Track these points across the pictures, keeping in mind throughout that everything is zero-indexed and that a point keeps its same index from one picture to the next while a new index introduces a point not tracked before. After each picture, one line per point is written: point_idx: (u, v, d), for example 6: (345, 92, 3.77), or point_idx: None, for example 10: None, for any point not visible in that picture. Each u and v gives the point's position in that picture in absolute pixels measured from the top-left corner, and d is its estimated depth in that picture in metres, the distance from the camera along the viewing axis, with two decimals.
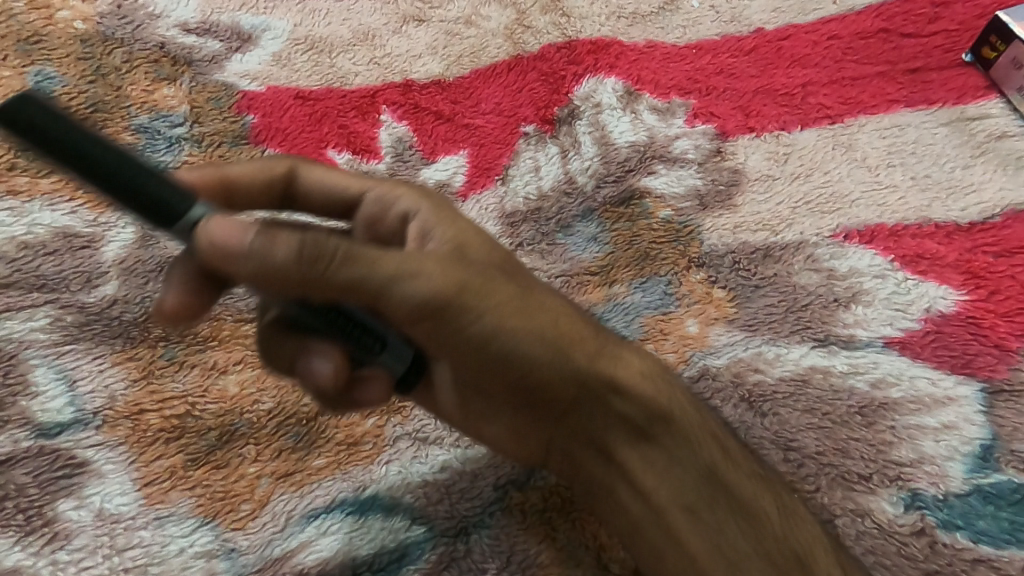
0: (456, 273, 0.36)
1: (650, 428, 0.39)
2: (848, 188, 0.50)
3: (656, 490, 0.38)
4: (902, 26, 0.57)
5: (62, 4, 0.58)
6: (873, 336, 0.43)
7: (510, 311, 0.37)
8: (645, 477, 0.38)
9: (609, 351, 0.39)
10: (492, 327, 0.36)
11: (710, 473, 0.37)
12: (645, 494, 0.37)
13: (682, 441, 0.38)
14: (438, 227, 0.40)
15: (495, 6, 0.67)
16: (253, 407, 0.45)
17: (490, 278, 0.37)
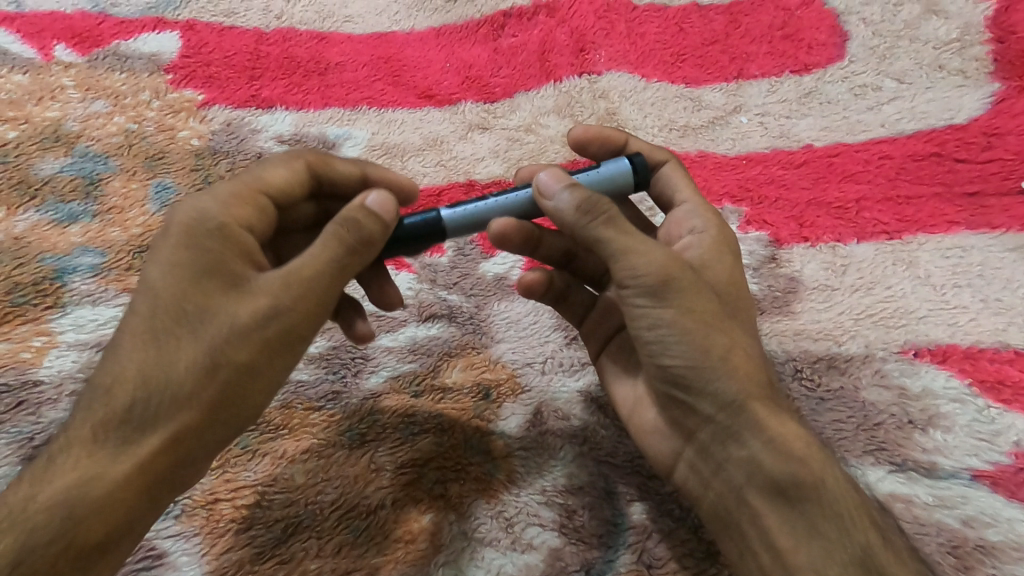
0: (673, 262, 0.43)
1: (795, 491, 0.40)
2: (914, 304, 0.51)
3: (792, 552, 0.39)
4: (956, 151, 0.59)
5: (183, 125, 0.68)
6: (958, 467, 0.42)
7: (693, 315, 0.42)
8: (783, 536, 0.39)
9: (772, 409, 0.42)
10: (670, 322, 0.42)
11: (862, 561, 0.37)
12: (783, 555, 0.39)
13: (830, 514, 0.39)
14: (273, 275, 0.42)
15: (554, 116, 0.72)
16: (317, 498, 0.49)
17: (698, 295, 0.43)
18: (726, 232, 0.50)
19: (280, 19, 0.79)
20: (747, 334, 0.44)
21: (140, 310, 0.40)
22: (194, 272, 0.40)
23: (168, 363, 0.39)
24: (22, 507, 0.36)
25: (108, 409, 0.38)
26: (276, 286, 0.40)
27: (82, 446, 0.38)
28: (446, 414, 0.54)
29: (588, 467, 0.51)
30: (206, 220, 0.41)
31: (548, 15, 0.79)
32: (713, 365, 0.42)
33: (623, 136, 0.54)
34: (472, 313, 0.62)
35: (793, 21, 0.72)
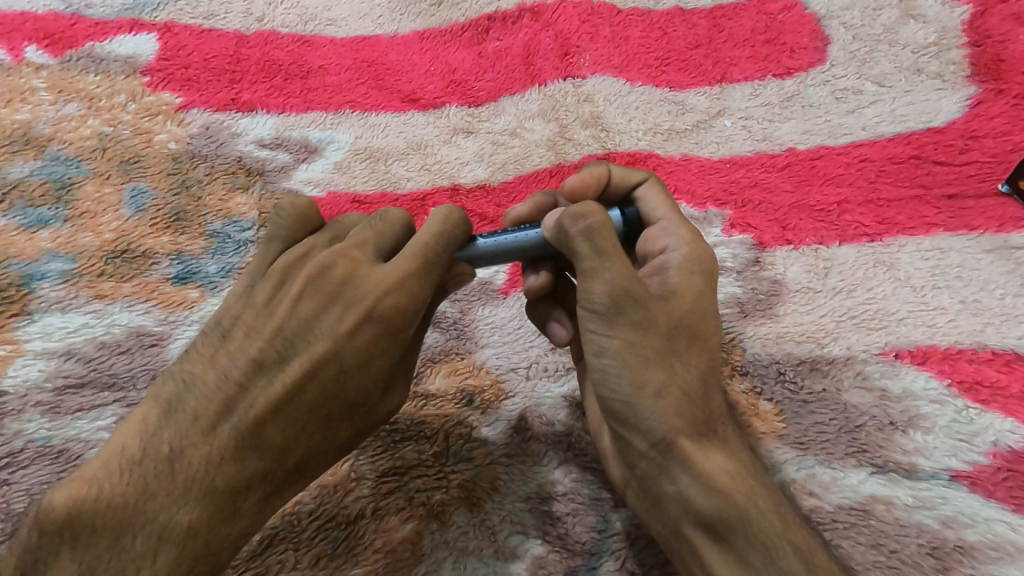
0: (629, 287, 0.41)
1: (720, 526, 0.38)
2: (894, 305, 0.51)
3: None
4: (934, 153, 0.60)
5: (160, 129, 0.66)
6: (938, 467, 0.42)
7: (637, 349, 0.40)
8: (717, 565, 0.38)
9: (701, 444, 0.40)
10: (609, 352, 0.40)
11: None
12: None
13: (760, 545, 0.37)
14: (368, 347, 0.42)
15: (538, 120, 0.72)
16: (295, 509, 0.48)
17: (651, 326, 0.41)
18: (705, 252, 0.46)
19: (261, 21, 0.78)
20: (695, 368, 0.42)
21: (318, 383, 0.40)
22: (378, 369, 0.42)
23: (334, 441, 0.42)
24: (199, 538, 0.37)
25: (279, 468, 0.40)
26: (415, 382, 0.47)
27: (244, 497, 0.39)
28: (429, 421, 0.54)
29: (572, 474, 0.50)
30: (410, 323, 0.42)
31: (533, 19, 0.79)
32: (645, 403, 0.40)
33: (604, 167, 0.51)
34: (456, 319, 0.62)
35: (775, 25, 0.73)
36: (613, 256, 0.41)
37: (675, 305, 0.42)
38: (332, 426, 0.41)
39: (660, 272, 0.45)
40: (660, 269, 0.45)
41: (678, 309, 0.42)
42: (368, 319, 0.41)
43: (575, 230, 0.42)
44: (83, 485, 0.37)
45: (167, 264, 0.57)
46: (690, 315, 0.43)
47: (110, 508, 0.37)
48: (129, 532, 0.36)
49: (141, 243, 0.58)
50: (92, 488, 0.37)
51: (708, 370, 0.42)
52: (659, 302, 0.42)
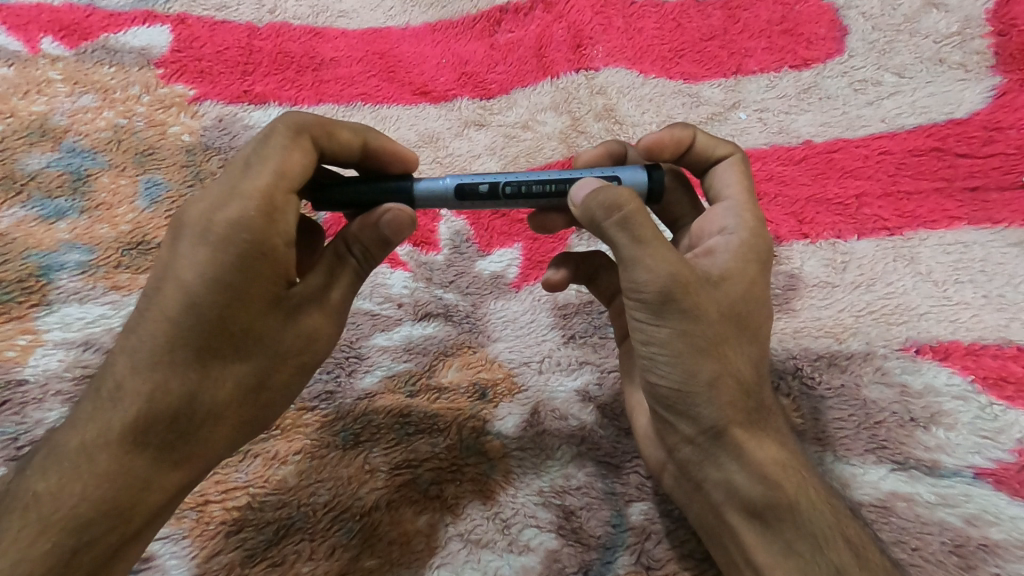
0: (684, 274, 0.40)
1: (767, 514, 0.39)
2: (915, 300, 0.50)
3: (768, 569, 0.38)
4: (956, 146, 0.59)
5: (174, 120, 0.66)
6: (961, 464, 0.42)
7: (692, 338, 0.39)
8: (758, 552, 0.39)
9: (751, 431, 0.41)
10: (659, 338, 0.40)
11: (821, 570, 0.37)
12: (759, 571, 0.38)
13: (807, 535, 0.38)
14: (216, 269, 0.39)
15: (551, 112, 0.71)
16: (310, 500, 0.48)
17: (704, 315, 0.40)
18: (765, 235, 0.45)
19: (272, 13, 0.78)
20: (747, 358, 0.41)
21: (176, 325, 0.39)
22: (221, 290, 0.39)
23: (208, 375, 0.40)
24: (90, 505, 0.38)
25: (145, 414, 0.39)
26: (322, 317, 0.43)
27: (110, 445, 0.39)
28: (442, 414, 0.54)
29: (586, 468, 0.50)
30: (239, 231, 0.39)
31: (546, 10, 0.78)
32: (698, 393, 0.40)
33: (690, 132, 0.50)
34: (468, 312, 0.62)
35: (792, 15, 0.72)
36: (655, 242, 0.39)
37: (729, 289, 0.42)
38: (205, 361, 0.40)
39: (715, 253, 0.44)
40: (715, 252, 0.44)
41: (732, 295, 0.42)
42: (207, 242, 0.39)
43: (608, 223, 0.40)
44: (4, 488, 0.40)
45: None
46: (745, 301, 0.42)
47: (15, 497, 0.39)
48: (23, 513, 0.38)
49: (156, 235, 0.58)
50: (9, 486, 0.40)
51: (760, 359, 0.42)
52: (714, 287, 0.41)
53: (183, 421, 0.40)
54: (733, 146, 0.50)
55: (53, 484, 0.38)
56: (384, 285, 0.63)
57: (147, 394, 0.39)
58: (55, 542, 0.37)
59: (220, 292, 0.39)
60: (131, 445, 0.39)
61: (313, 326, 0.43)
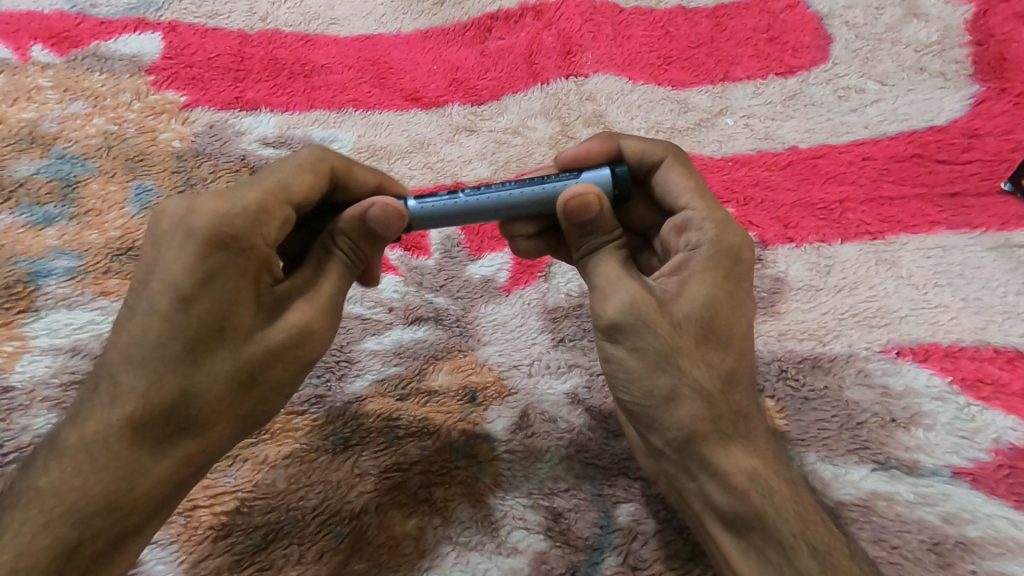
0: (634, 293, 0.42)
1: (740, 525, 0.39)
2: (896, 303, 0.51)
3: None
4: (937, 152, 0.60)
5: (165, 127, 0.67)
6: (940, 464, 0.42)
7: (643, 354, 0.41)
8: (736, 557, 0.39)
9: (723, 442, 0.41)
10: (620, 356, 0.42)
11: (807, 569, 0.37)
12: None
13: (776, 542, 0.38)
14: (203, 262, 0.39)
15: (541, 118, 0.72)
16: (299, 504, 0.48)
17: (655, 327, 0.41)
18: (728, 234, 0.44)
19: (264, 21, 0.78)
20: (708, 368, 0.41)
21: (164, 319, 0.40)
22: (211, 283, 0.40)
23: (197, 369, 0.40)
24: (80, 502, 0.38)
25: (141, 411, 0.40)
26: (310, 307, 0.43)
27: (105, 441, 0.39)
28: (431, 417, 0.54)
29: (574, 470, 0.51)
30: (225, 225, 0.40)
31: (536, 18, 0.79)
32: (656, 406, 0.41)
33: (613, 143, 0.49)
34: (458, 316, 0.62)
35: (777, 24, 0.73)
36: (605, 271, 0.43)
37: (687, 300, 0.42)
38: (192, 357, 0.40)
39: (679, 268, 0.44)
40: (679, 269, 0.44)
41: (690, 305, 0.42)
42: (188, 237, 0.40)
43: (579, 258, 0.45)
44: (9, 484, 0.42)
45: None
46: (706, 313, 0.42)
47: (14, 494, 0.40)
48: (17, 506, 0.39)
49: None
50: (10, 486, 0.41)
51: (730, 371, 0.42)
52: (670, 300, 0.42)
53: (175, 417, 0.40)
54: (660, 146, 0.49)
55: (56, 481, 0.39)
56: (375, 289, 0.63)
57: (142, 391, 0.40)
58: (44, 534, 0.38)
59: (204, 286, 0.39)
60: (125, 443, 0.39)
61: (301, 318, 0.43)
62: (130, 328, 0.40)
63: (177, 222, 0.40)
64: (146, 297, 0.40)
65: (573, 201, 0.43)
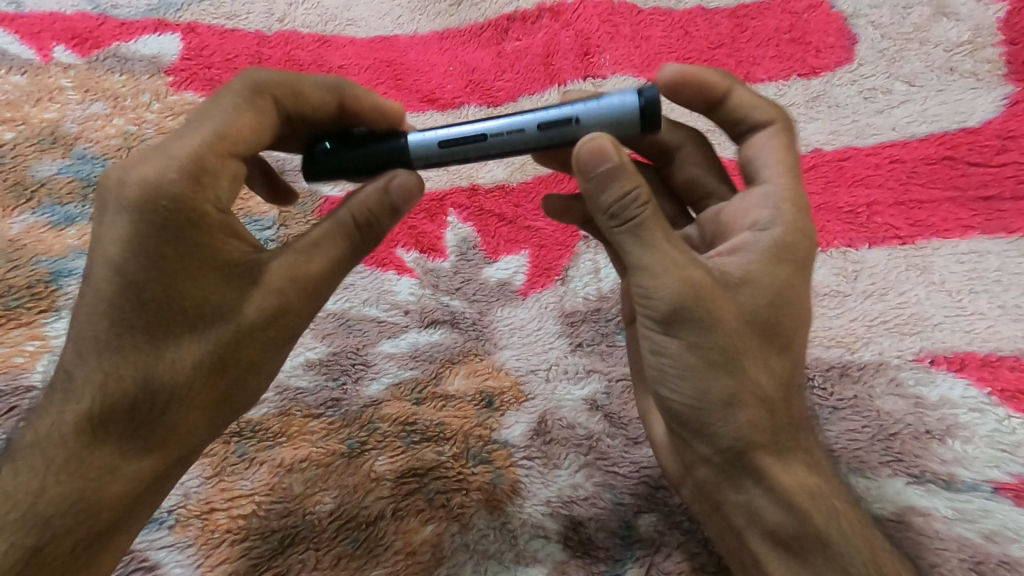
0: (696, 282, 0.39)
1: (797, 543, 0.39)
2: (929, 310, 0.49)
3: None
4: (969, 155, 0.58)
5: None
6: (979, 479, 0.41)
7: (701, 352, 0.39)
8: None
9: (778, 454, 0.40)
10: (680, 350, 0.39)
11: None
12: None
13: (838, 568, 0.38)
14: (147, 239, 0.38)
15: None
16: (315, 508, 0.48)
17: (720, 323, 0.39)
18: (804, 221, 0.44)
19: (281, 22, 0.78)
20: (771, 371, 0.40)
21: (114, 306, 0.39)
22: (157, 264, 0.39)
23: (158, 355, 0.40)
24: (51, 496, 0.39)
25: (102, 401, 0.39)
26: (285, 281, 0.42)
27: (69, 432, 0.40)
28: (447, 422, 0.53)
29: (593, 477, 0.50)
30: (160, 195, 0.38)
31: (553, 18, 0.78)
32: (714, 411, 0.39)
33: (728, 85, 0.49)
34: (475, 319, 0.61)
35: (800, 24, 0.72)
36: (663, 247, 0.39)
37: (752, 295, 0.41)
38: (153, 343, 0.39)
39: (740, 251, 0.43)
40: (742, 250, 0.43)
41: (754, 299, 0.41)
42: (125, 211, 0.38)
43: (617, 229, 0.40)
44: None
45: None
46: (767, 313, 0.41)
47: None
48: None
49: None
50: None
51: (788, 378, 0.41)
52: (735, 290, 0.40)
53: (139, 403, 0.40)
54: (773, 108, 0.49)
55: (27, 478, 0.39)
56: (391, 292, 0.63)
57: (103, 380, 0.39)
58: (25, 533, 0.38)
59: (150, 268, 0.39)
60: (89, 434, 0.40)
61: (275, 294, 0.41)
62: (83, 317, 0.40)
63: (112, 195, 0.39)
64: (94, 283, 0.39)
65: (586, 150, 0.40)
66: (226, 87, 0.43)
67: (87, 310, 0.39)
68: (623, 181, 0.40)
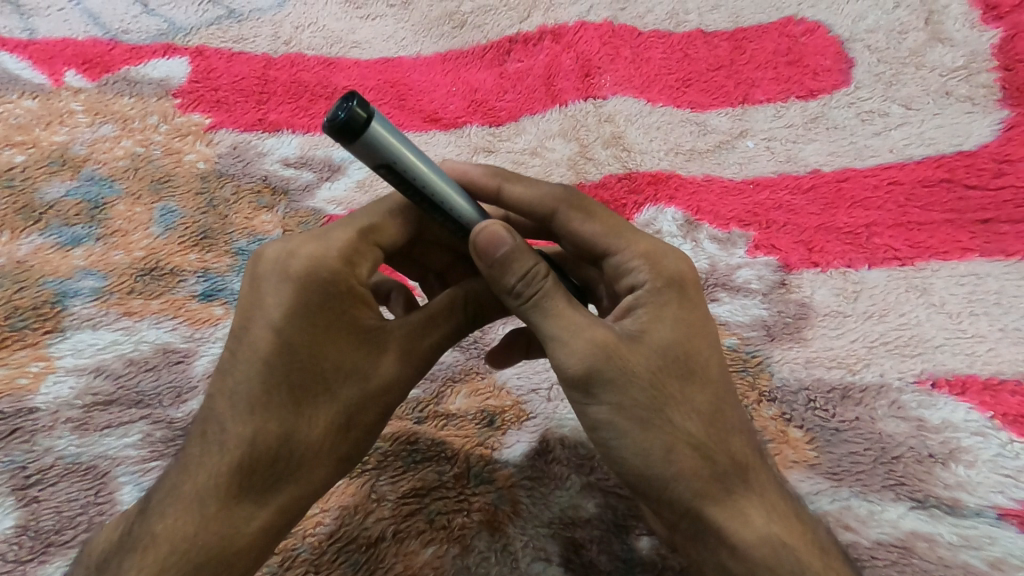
0: (602, 342, 0.39)
1: None
2: (929, 332, 0.50)
3: None
4: (966, 177, 0.59)
5: (190, 148, 0.68)
6: (983, 504, 0.41)
7: (627, 412, 0.39)
8: None
9: (729, 506, 0.39)
10: (605, 416, 0.39)
11: None
12: None
13: None
14: (294, 306, 0.40)
15: (559, 139, 0.72)
16: (316, 530, 0.48)
17: (634, 377, 0.39)
18: (665, 263, 0.43)
19: (288, 44, 0.80)
20: (697, 417, 0.39)
21: (264, 364, 0.40)
22: (314, 328, 0.40)
23: (298, 417, 0.40)
24: (190, 553, 0.38)
25: (246, 457, 0.39)
26: (398, 357, 0.43)
27: (209, 486, 0.39)
28: (449, 441, 0.53)
29: (595, 498, 0.50)
30: (321, 269, 0.40)
31: (554, 41, 0.80)
32: (654, 471, 0.39)
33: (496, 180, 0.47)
34: (477, 338, 0.61)
35: (798, 47, 0.73)
36: (568, 314, 0.40)
37: (658, 338, 0.40)
38: (290, 404, 0.40)
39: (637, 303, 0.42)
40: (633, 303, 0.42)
41: (661, 341, 0.40)
42: (286, 278, 0.40)
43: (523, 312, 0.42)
44: (111, 532, 0.41)
45: (193, 282, 0.58)
46: (676, 350, 0.40)
47: (114, 543, 0.40)
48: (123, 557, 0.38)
49: (168, 260, 0.59)
50: (115, 534, 0.41)
51: (715, 411, 0.40)
52: (637, 337, 0.40)
53: (274, 466, 0.40)
54: (553, 193, 0.46)
55: (164, 530, 0.39)
56: None
57: (253, 440, 0.40)
58: None
59: (298, 333, 0.40)
60: (229, 490, 0.39)
61: (393, 367, 0.43)
62: (229, 373, 0.41)
63: (273, 267, 0.41)
64: (243, 345, 0.40)
65: (482, 237, 0.41)
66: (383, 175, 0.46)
67: (235, 368, 0.40)
68: (521, 262, 0.41)
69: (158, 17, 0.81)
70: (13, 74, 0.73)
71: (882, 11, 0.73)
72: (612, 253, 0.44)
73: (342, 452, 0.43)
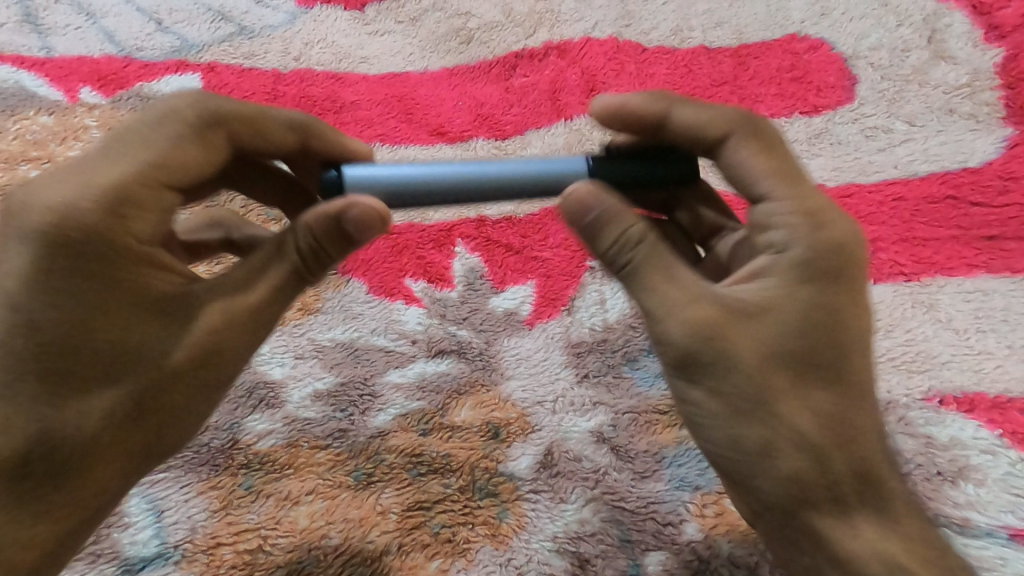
0: (716, 323, 0.39)
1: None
2: (936, 348, 0.50)
3: None
4: (971, 194, 0.59)
5: None
6: (995, 524, 0.42)
7: (727, 398, 0.39)
8: None
9: (837, 517, 0.40)
10: (703, 397, 0.40)
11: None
12: None
13: None
14: (94, 281, 0.39)
15: (564, 153, 0.74)
16: (322, 542, 0.49)
17: (742, 365, 0.39)
18: (824, 231, 0.40)
19: (297, 60, 0.81)
20: (808, 410, 0.39)
21: (60, 343, 0.39)
22: (85, 306, 0.39)
23: (142, 394, 0.41)
24: None
25: (39, 435, 0.40)
26: (229, 325, 0.42)
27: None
28: (454, 454, 0.53)
29: (600, 513, 0.50)
30: (69, 226, 0.39)
31: (559, 56, 0.81)
32: (754, 461, 0.40)
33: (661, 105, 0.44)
34: (481, 349, 0.60)
35: (801, 64, 0.74)
36: (665, 288, 0.40)
37: (772, 321, 0.39)
38: (110, 384, 0.41)
39: (760, 279, 0.41)
40: (759, 274, 0.41)
41: (778, 324, 0.39)
42: (67, 250, 0.39)
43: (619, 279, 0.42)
44: None
45: None
46: (805, 348, 0.39)
47: None
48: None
49: None
50: None
51: (834, 412, 0.40)
52: (753, 319, 0.39)
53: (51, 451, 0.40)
54: (729, 116, 0.43)
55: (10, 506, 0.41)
56: (398, 321, 0.62)
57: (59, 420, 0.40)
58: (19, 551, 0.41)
59: (70, 317, 0.39)
60: (20, 470, 0.40)
61: (216, 328, 0.42)
62: (36, 348, 0.39)
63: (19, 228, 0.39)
64: (44, 325, 0.39)
65: (570, 202, 0.42)
66: (174, 110, 0.43)
67: (47, 341, 0.39)
68: (615, 226, 0.41)
69: (171, 34, 0.82)
70: (29, 91, 0.74)
71: (885, 28, 0.74)
72: (757, 219, 0.42)
73: (139, 439, 0.42)
